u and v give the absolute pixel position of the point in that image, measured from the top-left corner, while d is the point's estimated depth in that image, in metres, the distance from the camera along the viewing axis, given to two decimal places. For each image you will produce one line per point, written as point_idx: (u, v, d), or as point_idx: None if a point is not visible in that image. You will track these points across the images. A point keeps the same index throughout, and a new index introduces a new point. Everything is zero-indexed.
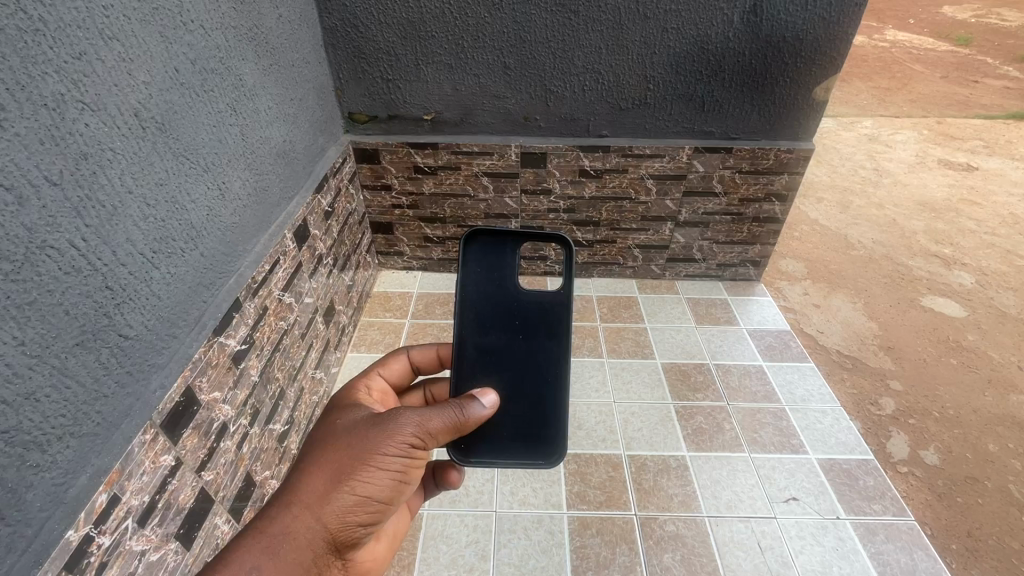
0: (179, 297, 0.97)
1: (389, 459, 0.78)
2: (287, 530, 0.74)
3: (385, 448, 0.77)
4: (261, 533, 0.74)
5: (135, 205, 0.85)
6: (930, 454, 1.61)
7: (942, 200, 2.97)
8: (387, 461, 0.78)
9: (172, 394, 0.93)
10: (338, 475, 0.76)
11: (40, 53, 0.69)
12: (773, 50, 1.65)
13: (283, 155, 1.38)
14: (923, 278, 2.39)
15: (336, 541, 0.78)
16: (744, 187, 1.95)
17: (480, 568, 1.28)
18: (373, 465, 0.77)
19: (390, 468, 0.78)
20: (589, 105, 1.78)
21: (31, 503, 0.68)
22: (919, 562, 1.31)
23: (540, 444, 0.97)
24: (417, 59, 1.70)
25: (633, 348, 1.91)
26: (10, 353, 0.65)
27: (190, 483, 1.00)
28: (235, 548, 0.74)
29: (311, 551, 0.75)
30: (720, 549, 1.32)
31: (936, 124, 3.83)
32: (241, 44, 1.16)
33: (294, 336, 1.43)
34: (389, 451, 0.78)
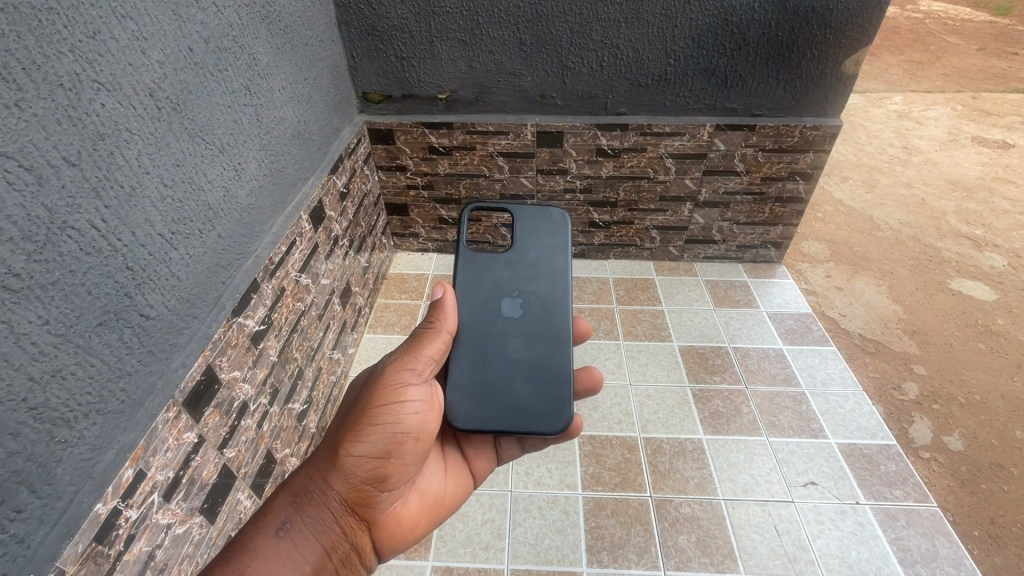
0: (197, 278, 0.97)
1: (386, 415, 0.83)
2: (307, 487, 0.83)
3: (377, 402, 0.84)
4: (288, 492, 0.83)
5: (152, 186, 0.86)
6: (954, 439, 1.57)
7: (976, 178, 2.85)
8: (381, 416, 0.83)
9: (193, 373, 0.94)
10: (341, 433, 0.84)
11: (54, 32, 0.69)
12: (801, 21, 1.58)
13: (298, 136, 1.37)
14: (952, 260, 2.31)
15: (353, 496, 0.84)
16: (767, 166, 1.90)
17: (496, 546, 1.30)
18: (370, 423, 0.83)
19: (387, 423, 0.83)
20: (607, 81, 1.74)
21: (61, 478, 0.71)
22: (941, 549, 1.29)
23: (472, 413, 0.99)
24: (431, 36, 1.66)
25: (650, 331, 1.89)
26: (34, 331, 0.66)
27: (212, 459, 1.02)
28: (270, 505, 0.83)
29: (332, 508, 0.83)
30: (736, 531, 1.32)
31: (971, 99, 3.66)
32: (254, 22, 1.15)
33: (311, 317, 1.44)
34: (381, 404, 0.84)
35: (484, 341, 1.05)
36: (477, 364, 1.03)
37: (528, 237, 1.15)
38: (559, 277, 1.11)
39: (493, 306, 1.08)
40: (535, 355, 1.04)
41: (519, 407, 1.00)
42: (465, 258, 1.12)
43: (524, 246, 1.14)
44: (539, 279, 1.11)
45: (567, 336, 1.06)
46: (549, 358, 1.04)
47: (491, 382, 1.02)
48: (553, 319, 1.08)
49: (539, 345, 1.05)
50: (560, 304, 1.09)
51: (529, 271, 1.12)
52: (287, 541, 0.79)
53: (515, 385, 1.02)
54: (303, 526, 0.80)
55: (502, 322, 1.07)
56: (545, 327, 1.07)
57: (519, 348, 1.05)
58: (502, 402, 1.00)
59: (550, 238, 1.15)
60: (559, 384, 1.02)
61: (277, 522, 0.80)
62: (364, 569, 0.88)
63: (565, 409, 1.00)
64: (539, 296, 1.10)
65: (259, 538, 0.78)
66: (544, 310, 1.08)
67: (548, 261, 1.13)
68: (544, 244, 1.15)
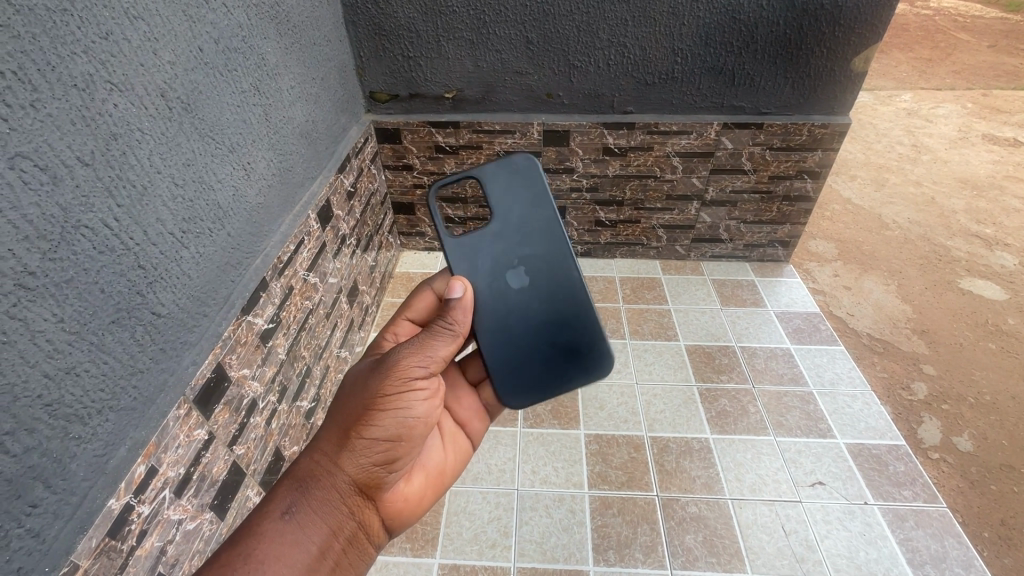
0: (207, 277, 0.98)
1: (395, 402, 0.84)
2: (314, 472, 0.82)
3: (387, 387, 0.84)
4: (293, 477, 0.82)
5: (164, 185, 0.87)
6: (963, 440, 1.56)
7: (986, 176, 2.82)
8: (391, 403, 0.84)
9: (204, 370, 0.95)
10: (349, 419, 0.84)
11: (69, 33, 0.70)
12: (810, 18, 1.57)
13: (305, 135, 1.38)
14: (961, 259, 2.29)
15: (362, 478, 0.84)
16: (774, 165, 1.89)
17: (503, 544, 1.30)
18: (379, 409, 0.83)
19: (396, 409, 0.84)
20: (614, 80, 1.73)
21: (75, 474, 0.72)
22: (951, 550, 1.28)
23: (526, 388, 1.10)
24: (438, 35, 1.66)
25: (656, 330, 1.89)
26: (49, 329, 0.67)
27: (222, 456, 1.03)
28: (274, 490, 0.82)
29: (340, 490, 0.83)
30: (743, 531, 1.31)
31: (982, 97, 3.62)
32: (263, 22, 1.16)
33: (319, 316, 1.45)
34: (391, 392, 0.84)
35: (507, 322, 1.07)
36: (513, 346, 1.08)
37: (508, 195, 1.09)
38: (550, 230, 1.10)
39: (503, 281, 1.07)
40: (556, 318, 1.09)
41: (563, 368, 1.10)
42: (454, 241, 1.06)
43: (505, 205, 1.09)
44: (532, 237, 1.10)
45: (579, 284, 1.10)
46: (572, 312, 1.10)
47: (533, 356, 1.09)
48: (562, 276, 1.10)
49: (560, 305, 1.09)
50: (563, 259, 1.10)
51: (524, 233, 1.09)
52: (295, 525, 0.78)
53: (554, 351, 1.10)
54: (310, 509, 0.80)
55: (517, 297, 1.08)
56: (554, 282, 1.09)
57: (545, 317, 1.09)
58: (549, 368, 1.10)
59: (528, 187, 1.10)
60: (591, 334, 1.10)
61: (282, 506, 0.79)
62: (373, 548, 0.88)
63: (605, 355, 1.11)
64: (541, 258, 1.09)
65: (265, 523, 0.77)
66: (549, 270, 1.09)
67: (533, 215, 1.10)
68: (524, 195, 1.10)
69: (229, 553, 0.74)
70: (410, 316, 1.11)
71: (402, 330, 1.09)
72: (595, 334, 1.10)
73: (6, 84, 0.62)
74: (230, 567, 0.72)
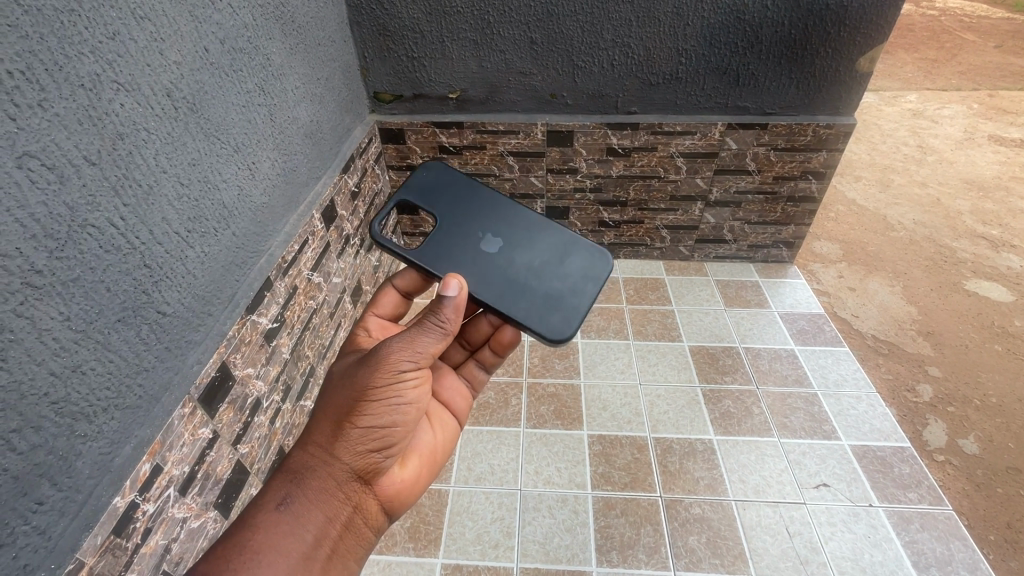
0: (212, 276, 0.99)
1: (386, 393, 0.84)
2: (308, 464, 0.83)
3: (378, 379, 0.83)
4: (288, 469, 0.83)
5: (169, 184, 0.87)
6: (969, 443, 1.55)
7: (992, 177, 2.81)
8: (381, 395, 0.83)
9: (209, 369, 0.96)
10: (340, 411, 0.83)
11: (76, 33, 0.70)
12: (816, 18, 1.56)
13: (310, 135, 1.38)
14: (967, 260, 2.28)
15: (356, 467, 0.85)
16: (779, 165, 1.88)
17: (505, 544, 1.30)
18: (369, 401, 0.83)
19: (387, 399, 0.84)
20: (618, 80, 1.73)
21: (80, 471, 0.72)
22: (956, 552, 1.27)
23: (558, 320, 1.06)
24: (442, 36, 1.67)
25: (660, 331, 1.88)
26: (56, 327, 0.68)
27: (226, 455, 1.03)
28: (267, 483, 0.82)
29: (335, 480, 0.83)
30: (747, 533, 1.31)
31: (987, 98, 3.60)
32: (268, 22, 1.16)
33: (323, 315, 1.46)
34: (381, 385, 0.83)
35: (499, 279, 1.11)
36: (524, 298, 1.08)
37: (443, 194, 1.23)
38: (485, 198, 1.22)
39: (477, 253, 1.15)
40: (531, 255, 1.14)
41: (576, 283, 1.10)
42: (418, 254, 1.15)
43: (443, 201, 1.22)
44: (477, 212, 1.21)
45: (534, 221, 1.19)
46: (544, 244, 1.16)
47: (550, 293, 1.09)
48: (517, 223, 1.19)
49: (534, 242, 1.16)
50: (512, 215, 1.20)
51: (472, 214, 1.21)
52: (290, 515, 0.79)
53: (560, 279, 1.10)
54: (306, 500, 0.80)
55: (496, 258, 1.14)
56: (514, 232, 1.18)
57: (528, 261, 1.13)
58: (568, 292, 1.08)
59: (449, 180, 1.25)
60: (574, 246, 1.15)
61: (277, 498, 0.80)
62: (373, 532, 0.89)
63: (595, 252, 1.14)
64: (496, 223, 1.19)
65: (260, 515, 0.78)
66: (506, 226, 1.19)
67: (471, 198, 1.23)
68: (451, 188, 1.24)
69: (224, 546, 0.75)
70: (376, 312, 1.15)
71: (372, 325, 1.12)
72: (572, 243, 1.16)
73: (14, 84, 0.62)
74: (224, 560, 0.72)
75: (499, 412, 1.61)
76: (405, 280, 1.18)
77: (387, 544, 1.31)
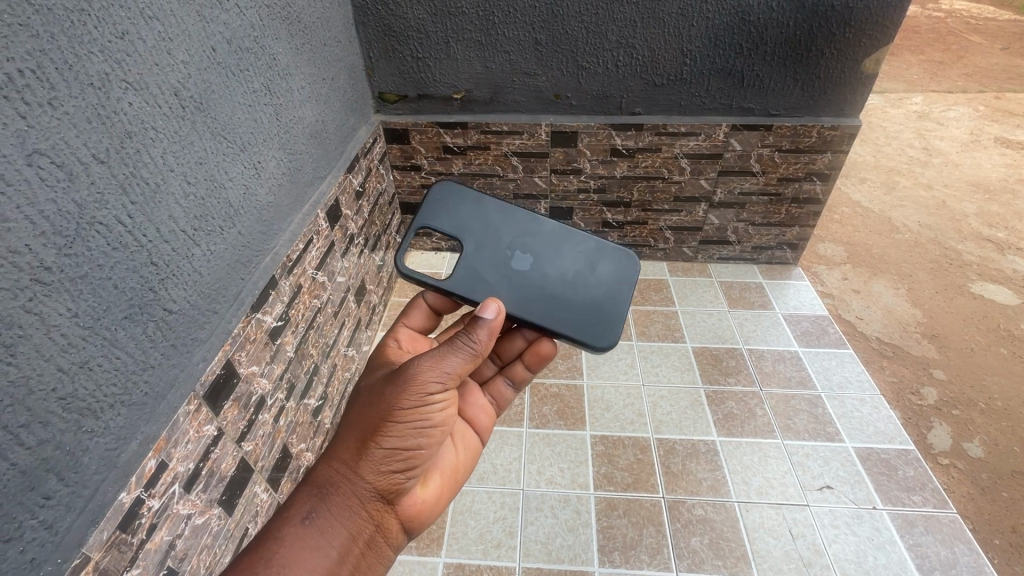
0: (218, 274, 0.99)
1: (415, 410, 0.84)
2: (333, 478, 0.83)
3: (405, 399, 0.83)
4: (313, 482, 0.83)
5: (177, 183, 0.88)
6: (974, 446, 1.54)
7: (998, 179, 2.79)
8: (408, 414, 0.83)
9: (214, 367, 0.96)
10: (367, 428, 0.83)
11: (86, 33, 0.71)
12: (820, 19, 1.56)
13: (315, 135, 1.39)
14: (973, 263, 2.27)
15: (381, 485, 0.85)
16: (784, 167, 1.88)
17: (508, 544, 1.30)
18: (397, 418, 0.83)
19: (414, 419, 0.84)
20: (622, 81, 1.73)
21: (87, 467, 0.72)
22: (960, 556, 1.27)
23: (601, 328, 1.06)
24: (447, 37, 1.67)
25: (663, 332, 1.88)
26: (64, 324, 0.68)
27: (231, 452, 1.04)
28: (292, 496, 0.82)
29: (360, 497, 0.83)
30: (749, 534, 1.31)
31: (993, 100, 3.59)
32: (275, 23, 1.17)
33: (327, 314, 1.46)
34: (408, 404, 0.83)
35: (535, 295, 1.07)
36: (564, 311, 1.07)
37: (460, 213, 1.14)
38: (504, 211, 1.15)
39: (510, 270, 1.09)
40: (560, 266, 1.10)
41: (609, 291, 1.09)
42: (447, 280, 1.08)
43: (461, 220, 1.14)
44: (498, 227, 1.14)
45: (556, 232, 1.14)
46: (572, 254, 1.12)
47: (589, 304, 1.08)
48: (542, 235, 1.13)
49: (563, 252, 1.12)
50: (533, 226, 1.14)
51: (495, 231, 1.13)
52: (314, 530, 0.79)
53: (597, 287, 1.09)
54: (330, 515, 0.80)
55: (529, 274, 1.09)
56: (539, 242, 1.13)
57: (561, 274, 1.09)
58: (606, 301, 1.08)
59: (463, 196, 1.16)
60: (601, 252, 1.13)
61: (303, 512, 0.80)
62: (393, 550, 0.89)
63: (620, 257, 1.13)
64: (520, 237, 1.13)
65: (285, 527, 0.78)
66: (530, 238, 1.13)
67: (489, 212, 1.15)
68: (467, 203, 1.15)
69: (251, 557, 0.74)
70: (406, 323, 1.16)
71: (402, 337, 1.13)
72: (598, 249, 1.13)
73: (25, 83, 0.63)
74: (252, 569, 0.73)
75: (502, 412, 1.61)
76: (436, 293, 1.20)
77: None
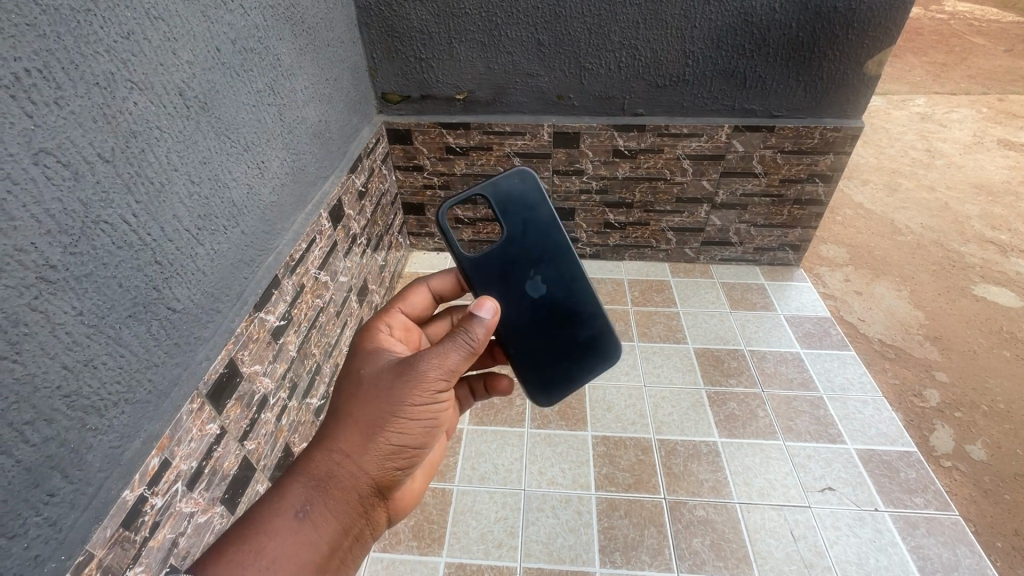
0: (221, 273, 1.00)
1: (416, 406, 0.83)
2: (328, 472, 0.81)
3: (408, 398, 0.82)
4: (308, 475, 0.81)
5: (181, 182, 0.88)
6: (976, 448, 1.54)
7: (1001, 181, 2.79)
8: (409, 412, 0.83)
9: (216, 366, 0.96)
10: (367, 423, 0.82)
11: (92, 33, 0.71)
12: (823, 21, 1.56)
13: (318, 135, 1.40)
14: (976, 265, 2.26)
15: (375, 480, 0.84)
16: (786, 168, 1.88)
17: (509, 544, 1.30)
18: (399, 413, 0.82)
19: (415, 418, 0.84)
20: (625, 82, 1.74)
21: (91, 464, 0.73)
22: (962, 558, 1.27)
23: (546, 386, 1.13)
24: (450, 37, 1.68)
25: (665, 333, 1.88)
26: (70, 322, 0.69)
27: (233, 451, 1.04)
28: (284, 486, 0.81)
29: (355, 491, 0.82)
30: (751, 536, 1.30)
31: (997, 102, 3.58)
32: (279, 23, 1.18)
33: (330, 314, 1.47)
34: (411, 402, 0.83)
35: (525, 327, 1.08)
36: (534, 353, 1.10)
37: (518, 210, 1.07)
38: (552, 234, 1.08)
39: (522, 290, 1.07)
40: (565, 309, 1.10)
41: (578, 362, 1.13)
42: (469, 262, 1.04)
43: (518, 213, 1.07)
44: (540, 248, 1.08)
45: (585, 287, 1.11)
46: (583, 312, 1.11)
47: (554, 359, 1.12)
48: (572, 282, 1.09)
49: (575, 307, 1.10)
50: (572, 268, 1.09)
51: (536, 247, 1.08)
52: (308, 524, 0.78)
53: (572, 350, 1.12)
54: (325, 509, 0.80)
55: (534, 307, 1.08)
56: (565, 287, 1.09)
57: (557, 321, 1.10)
58: (567, 367, 1.13)
59: (532, 199, 1.07)
60: (602, 330, 1.13)
61: (298, 505, 0.79)
62: (377, 539, 0.91)
63: (611, 346, 1.14)
64: (554, 268, 1.08)
65: (279, 520, 0.77)
66: (560, 277, 1.09)
67: (544, 230, 1.08)
68: (531, 207, 1.07)
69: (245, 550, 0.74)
70: (401, 308, 1.09)
71: (396, 323, 1.06)
72: (602, 325, 1.13)
73: (31, 82, 0.63)
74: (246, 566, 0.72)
75: (504, 412, 1.61)
76: (439, 283, 1.15)
77: (392, 542, 1.31)
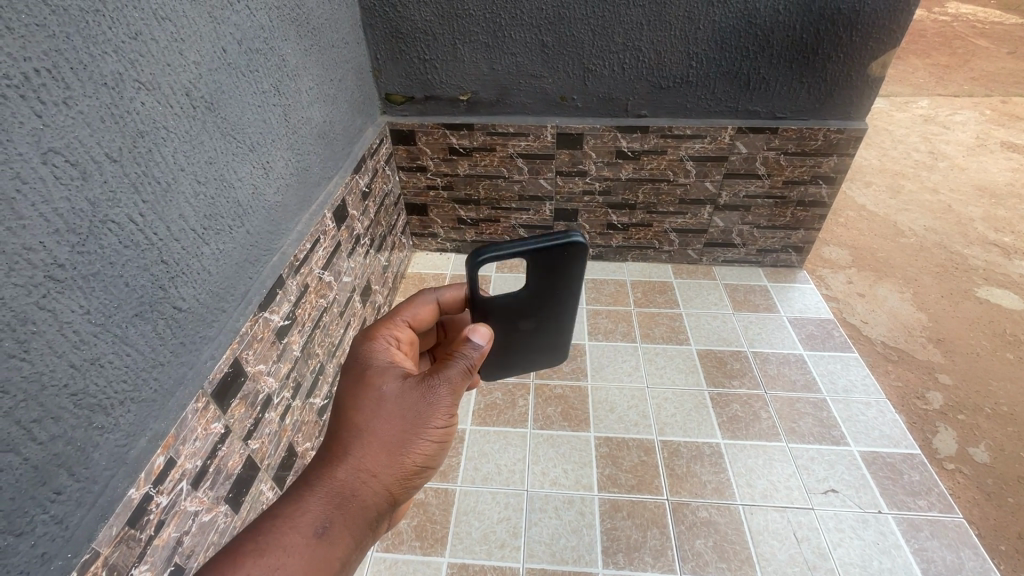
0: (226, 273, 1.00)
1: (434, 419, 0.81)
2: (347, 488, 0.76)
3: (435, 408, 0.81)
4: (325, 490, 0.75)
5: (187, 182, 0.88)
6: (980, 451, 1.54)
7: (1004, 184, 2.78)
8: (434, 424, 0.81)
9: (222, 365, 0.97)
10: (392, 434, 0.79)
11: (100, 33, 0.72)
12: (827, 23, 1.56)
13: (323, 136, 1.40)
14: (979, 268, 2.26)
15: (393, 497, 0.80)
16: (789, 169, 1.88)
17: (512, 544, 1.30)
18: (418, 424, 0.80)
19: (438, 430, 0.82)
20: (629, 83, 1.74)
21: (97, 463, 0.73)
22: (966, 561, 1.26)
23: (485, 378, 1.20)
24: (454, 39, 1.68)
25: (667, 334, 1.88)
26: (77, 320, 0.69)
27: (237, 450, 1.05)
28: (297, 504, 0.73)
29: (373, 507, 0.77)
30: (754, 537, 1.30)
31: (1000, 104, 3.57)
32: (284, 24, 1.18)
33: (333, 314, 1.47)
34: (436, 414, 0.81)
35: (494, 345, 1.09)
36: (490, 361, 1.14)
37: (550, 267, 0.94)
38: (569, 295, 1.02)
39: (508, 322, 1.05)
40: (540, 341, 1.12)
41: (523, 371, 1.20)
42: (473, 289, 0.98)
43: (547, 272, 0.95)
44: (546, 299, 1.02)
45: (567, 330, 1.10)
46: (553, 342, 1.13)
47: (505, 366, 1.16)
48: (558, 325, 1.08)
49: (548, 339, 1.12)
50: (566, 316, 1.06)
51: (543, 296, 1.01)
52: (330, 542, 0.72)
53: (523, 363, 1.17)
54: (345, 528, 0.74)
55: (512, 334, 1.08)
56: (551, 326, 1.08)
57: (525, 344, 1.12)
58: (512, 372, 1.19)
59: (568, 266, 0.95)
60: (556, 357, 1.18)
61: (317, 523, 0.72)
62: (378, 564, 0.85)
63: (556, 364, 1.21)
64: (547, 313, 1.05)
65: (297, 538, 0.70)
66: (549, 319, 1.07)
67: (561, 288, 1.00)
68: (562, 271, 0.96)
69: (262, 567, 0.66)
70: (408, 321, 0.99)
71: (402, 336, 0.97)
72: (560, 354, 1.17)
73: (41, 82, 0.64)
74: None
75: (507, 413, 1.61)
76: (451, 298, 1.05)
77: (394, 543, 1.31)
